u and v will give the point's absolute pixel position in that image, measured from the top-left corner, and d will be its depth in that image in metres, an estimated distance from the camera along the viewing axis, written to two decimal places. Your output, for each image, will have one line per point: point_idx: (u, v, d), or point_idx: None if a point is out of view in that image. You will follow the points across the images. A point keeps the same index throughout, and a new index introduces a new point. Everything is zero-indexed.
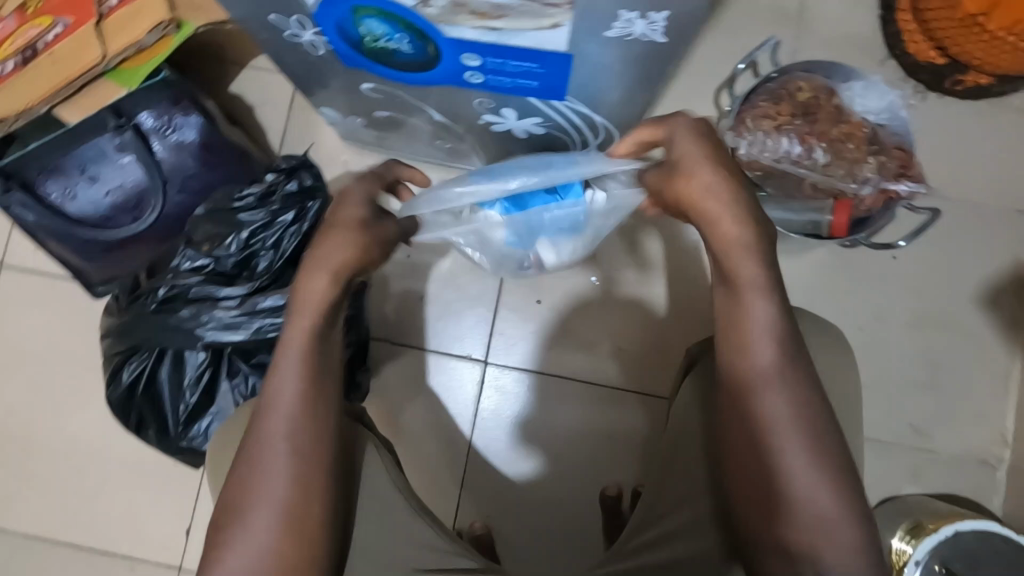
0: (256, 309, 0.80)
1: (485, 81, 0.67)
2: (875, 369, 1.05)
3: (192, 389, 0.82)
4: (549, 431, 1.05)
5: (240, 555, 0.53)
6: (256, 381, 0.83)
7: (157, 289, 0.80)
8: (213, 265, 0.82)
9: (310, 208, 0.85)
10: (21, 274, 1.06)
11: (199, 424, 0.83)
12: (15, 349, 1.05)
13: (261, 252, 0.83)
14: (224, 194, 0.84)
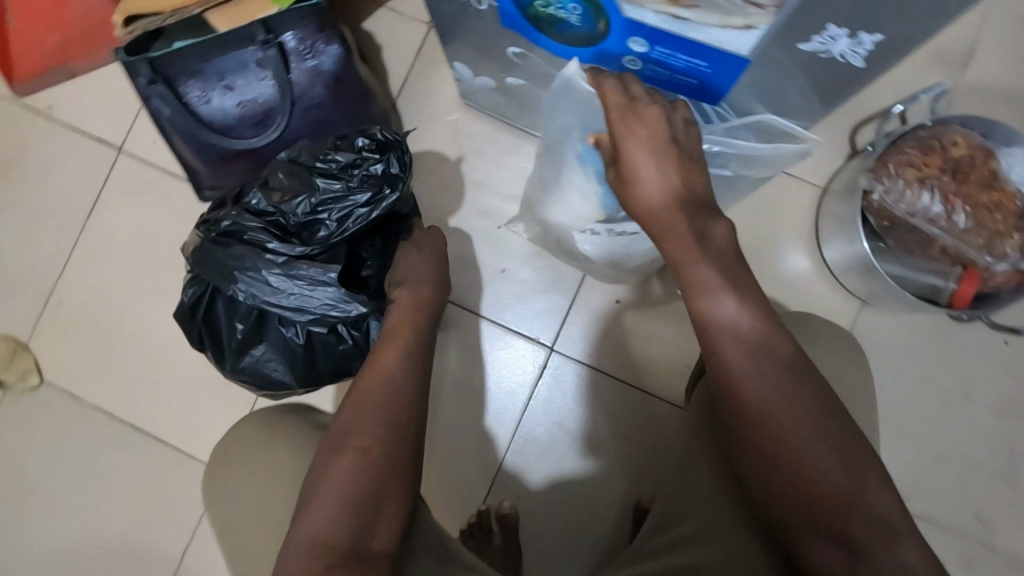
0: (296, 275, 0.80)
1: (642, 69, 0.65)
2: (953, 454, 0.99)
3: (243, 320, 0.85)
4: (597, 432, 1.03)
5: (350, 477, 0.60)
6: (311, 331, 0.86)
7: (221, 220, 0.82)
8: (278, 216, 0.82)
9: (386, 197, 0.82)
10: (134, 162, 1.11)
11: (238, 361, 0.86)
12: (115, 231, 1.11)
13: (325, 222, 0.82)
14: (310, 149, 0.83)
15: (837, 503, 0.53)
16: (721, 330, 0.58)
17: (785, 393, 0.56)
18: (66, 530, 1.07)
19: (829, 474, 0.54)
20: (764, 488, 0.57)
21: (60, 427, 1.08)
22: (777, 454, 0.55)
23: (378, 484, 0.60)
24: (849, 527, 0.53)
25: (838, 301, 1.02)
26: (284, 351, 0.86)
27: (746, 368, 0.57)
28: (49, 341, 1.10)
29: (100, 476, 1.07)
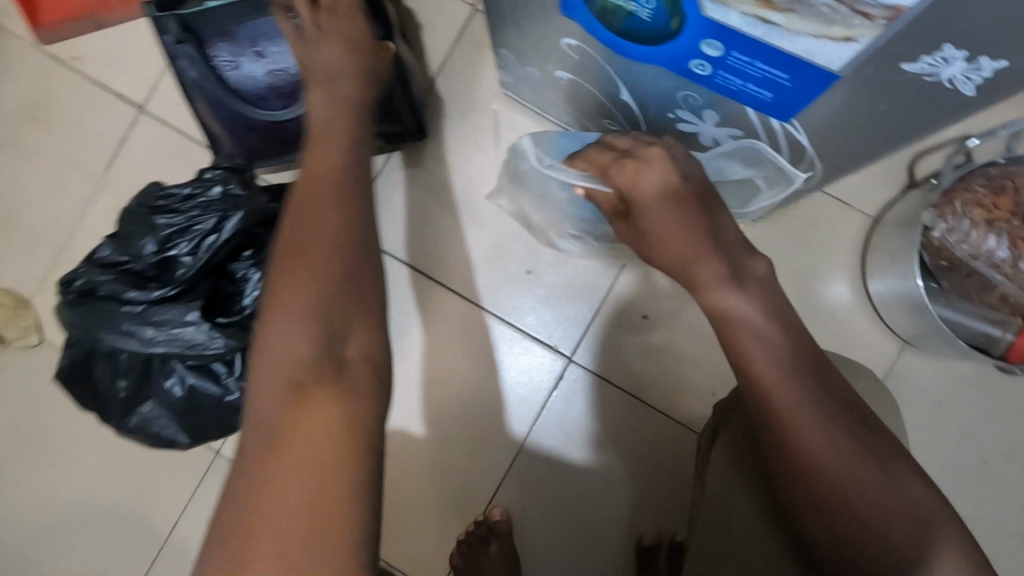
0: (155, 320, 0.71)
1: (710, 75, 0.59)
2: (984, 511, 0.94)
3: (123, 376, 0.76)
4: (608, 450, 0.99)
5: (286, 325, 0.50)
6: (194, 382, 0.77)
7: (74, 281, 0.73)
8: (135, 264, 0.74)
9: (227, 222, 0.74)
10: (155, 123, 1.07)
11: (131, 418, 0.78)
12: (130, 192, 1.07)
13: (183, 259, 0.74)
14: (149, 190, 0.77)
15: (872, 508, 0.49)
16: (740, 324, 0.52)
17: (803, 383, 0.50)
18: (53, 494, 1.03)
19: (863, 479, 0.49)
20: (792, 493, 0.52)
21: (55, 389, 1.05)
22: (817, 445, 0.49)
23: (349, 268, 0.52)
24: (886, 531, 0.48)
25: (878, 338, 0.96)
26: (166, 405, 0.77)
27: (770, 366, 0.51)
28: (53, 300, 1.06)
29: (93, 444, 1.04)
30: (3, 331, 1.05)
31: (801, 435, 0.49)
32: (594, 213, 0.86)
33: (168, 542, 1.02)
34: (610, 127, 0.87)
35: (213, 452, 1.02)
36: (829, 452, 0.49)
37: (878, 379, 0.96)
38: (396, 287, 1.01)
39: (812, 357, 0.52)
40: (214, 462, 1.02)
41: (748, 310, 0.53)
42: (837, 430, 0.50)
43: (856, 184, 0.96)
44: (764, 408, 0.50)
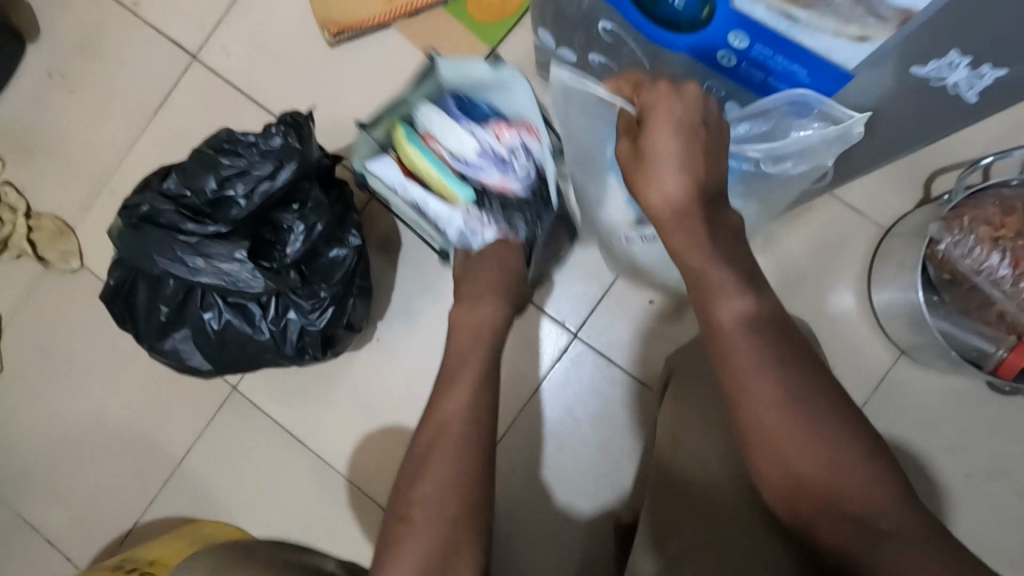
0: (207, 254, 0.72)
1: (734, 66, 0.63)
2: (961, 523, 0.96)
3: (165, 301, 0.79)
4: (601, 427, 1.03)
5: (407, 554, 0.57)
6: (229, 318, 0.80)
7: (135, 204, 0.74)
8: (192, 198, 0.74)
9: (285, 173, 0.72)
10: (206, 72, 1.12)
11: (168, 341, 0.82)
12: (177, 135, 1.12)
13: (236, 200, 0.73)
14: (218, 134, 0.76)
15: (847, 481, 0.49)
16: (729, 320, 0.54)
17: (781, 375, 0.51)
18: (79, 411, 1.11)
19: (831, 450, 0.49)
20: (760, 473, 0.52)
21: (89, 313, 1.11)
22: (785, 436, 0.50)
23: (446, 547, 0.58)
24: (856, 504, 0.48)
25: (877, 347, 0.99)
26: (200, 336, 0.81)
27: (746, 349, 0.52)
28: (95, 229, 1.13)
29: (121, 368, 1.10)
30: (46, 253, 1.12)
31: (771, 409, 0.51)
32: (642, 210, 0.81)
33: (180, 466, 1.08)
34: None
35: (231, 387, 1.08)
36: (795, 425, 0.50)
37: (871, 385, 0.99)
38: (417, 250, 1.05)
39: (787, 344, 0.53)
40: (230, 397, 1.08)
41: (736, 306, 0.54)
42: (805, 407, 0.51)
43: (870, 195, 0.98)
44: (743, 388, 0.52)
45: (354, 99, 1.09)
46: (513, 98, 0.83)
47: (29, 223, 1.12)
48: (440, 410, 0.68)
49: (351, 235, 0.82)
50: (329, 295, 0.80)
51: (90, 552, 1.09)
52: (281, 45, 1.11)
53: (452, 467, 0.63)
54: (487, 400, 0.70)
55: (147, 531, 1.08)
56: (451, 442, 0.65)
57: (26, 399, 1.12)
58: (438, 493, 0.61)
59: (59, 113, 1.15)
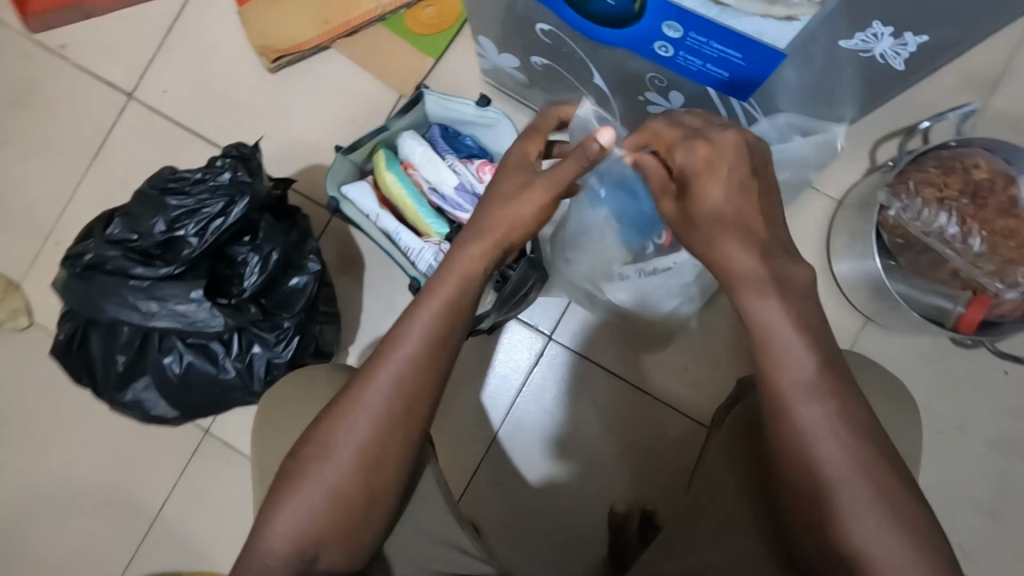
0: (162, 298, 0.68)
1: (672, 56, 0.63)
2: (942, 478, 0.99)
3: (122, 350, 0.76)
4: (586, 426, 1.02)
5: (286, 523, 0.55)
6: (191, 360, 0.77)
7: (83, 253, 0.71)
8: (140, 241, 0.70)
9: (236, 207, 0.69)
10: (144, 109, 1.09)
11: (130, 390, 0.79)
12: (120, 176, 1.09)
13: (187, 240, 0.70)
14: (163, 173, 0.72)
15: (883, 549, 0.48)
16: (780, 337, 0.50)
17: (817, 412, 0.50)
18: (45, 474, 1.05)
19: (870, 513, 0.48)
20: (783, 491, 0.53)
21: (45, 370, 1.07)
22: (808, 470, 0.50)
23: (333, 520, 0.55)
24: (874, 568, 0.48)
25: (843, 315, 1.01)
26: (162, 382, 0.78)
27: (801, 377, 0.50)
28: (43, 283, 1.08)
29: (84, 424, 1.06)
30: None
31: (816, 457, 0.50)
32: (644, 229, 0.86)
33: (157, 519, 1.04)
34: None
35: (203, 429, 1.04)
36: (838, 480, 0.49)
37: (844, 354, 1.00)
38: (381, 269, 1.03)
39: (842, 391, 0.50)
40: (203, 440, 1.04)
41: (791, 325, 0.50)
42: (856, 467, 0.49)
43: (822, 168, 1.00)
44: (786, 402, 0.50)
45: (302, 124, 1.07)
46: (499, 139, 0.91)
47: None
48: (388, 346, 0.57)
49: (310, 261, 0.80)
50: (293, 325, 0.78)
51: None
52: (221, 76, 1.09)
53: (376, 417, 0.56)
54: (450, 342, 0.58)
55: None
56: (383, 391, 0.57)
57: None
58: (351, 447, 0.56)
59: None
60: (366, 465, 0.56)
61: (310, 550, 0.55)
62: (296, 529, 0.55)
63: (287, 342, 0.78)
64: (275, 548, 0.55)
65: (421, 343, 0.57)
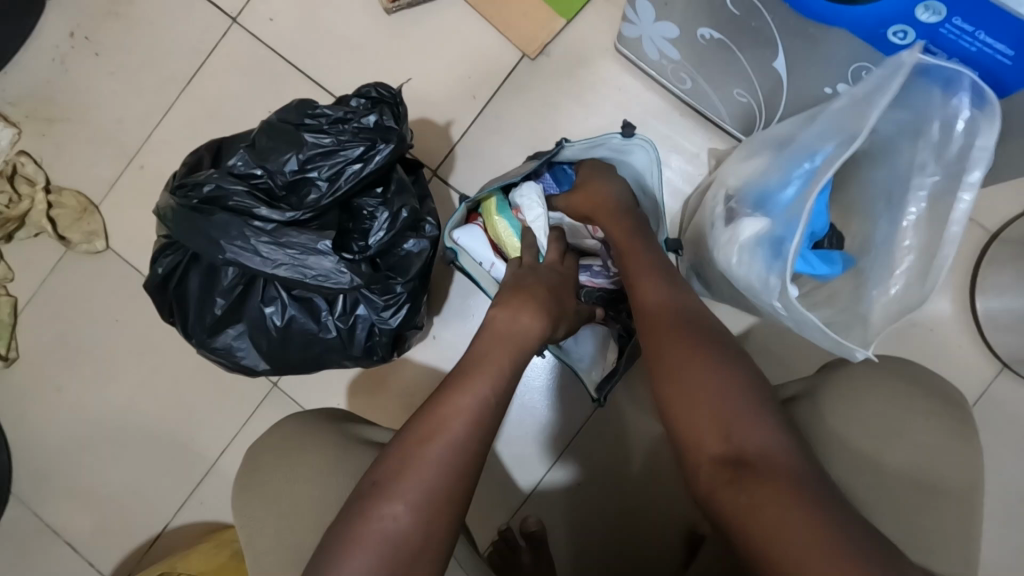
0: (286, 244, 0.62)
1: (906, 45, 0.55)
2: None
3: (223, 292, 0.70)
4: (670, 449, 0.91)
5: None
6: (293, 314, 0.71)
7: (201, 183, 0.64)
8: (264, 178, 0.64)
9: (379, 153, 0.63)
10: (245, 36, 1.01)
11: (222, 337, 0.73)
12: (211, 104, 1.02)
13: (317, 184, 0.64)
14: (296, 105, 0.65)
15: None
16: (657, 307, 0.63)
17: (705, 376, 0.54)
18: (103, 406, 1.02)
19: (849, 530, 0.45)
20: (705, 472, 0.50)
21: (114, 299, 1.02)
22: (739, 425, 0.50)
23: None
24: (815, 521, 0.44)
25: (973, 362, 0.92)
26: (258, 333, 0.72)
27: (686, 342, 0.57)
28: (122, 207, 1.03)
29: (147, 360, 1.01)
30: (67, 232, 1.02)
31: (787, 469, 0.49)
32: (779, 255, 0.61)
33: (211, 470, 1.00)
34: (742, 98, 0.82)
35: (270, 384, 0.99)
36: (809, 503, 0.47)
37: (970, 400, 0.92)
38: None
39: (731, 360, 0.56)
40: (269, 394, 0.99)
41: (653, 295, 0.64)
42: (800, 462, 0.48)
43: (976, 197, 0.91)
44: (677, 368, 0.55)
45: (411, 73, 0.99)
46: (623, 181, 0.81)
47: (49, 199, 1.02)
48: (445, 411, 0.54)
49: (427, 224, 0.73)
50: (405, 291, 0.71)
51: (114, 559, 1.01)
52: (331, 11, 1.01)
53: (432, 489, 0.51)
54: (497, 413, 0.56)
55: (176, 538, 1.01)
56: (441, 463, 0.51)
57: (44, 391, 1.03)
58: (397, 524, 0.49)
59: (82, 78, 1.04)
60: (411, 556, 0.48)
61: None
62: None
63: (397, 311, 0.72)
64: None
65: (474, 408, 0.55)
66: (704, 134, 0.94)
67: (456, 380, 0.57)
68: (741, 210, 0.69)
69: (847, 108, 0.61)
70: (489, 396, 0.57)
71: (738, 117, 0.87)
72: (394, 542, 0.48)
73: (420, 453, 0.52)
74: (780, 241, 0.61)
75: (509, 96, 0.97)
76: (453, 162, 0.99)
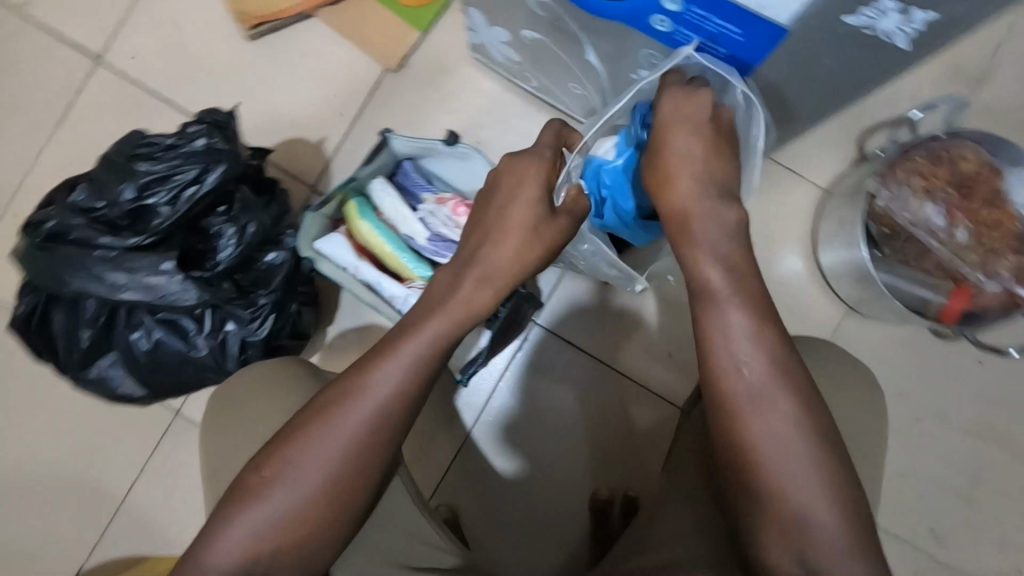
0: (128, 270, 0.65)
1: (670, 32, 0.61)
2: (913, 467, 1.00)
3: (87, 324, 0.72)
4: (566, 419, 1.00)
5: (247, 525, 0.55)
6: (160, 337, 0.74)
7: (45, 221, 0.67)
8: (105, 210, 0.67)
9: (213, 173, 0.67)
10: (111, 74, 1.03)
11: (95, 368, 0.75)
12: (86, 145, 1.03)
13: (156, 210, 0.67)
14: (131, 137, 0.69)
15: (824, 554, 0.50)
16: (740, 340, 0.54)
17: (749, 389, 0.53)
18: (7, 456, 1.01)
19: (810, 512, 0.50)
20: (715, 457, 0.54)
21: (4, 347, 1.01)
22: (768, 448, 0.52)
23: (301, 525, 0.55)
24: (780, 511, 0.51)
25: (825, 305, 1.01)
26: (129, 360, 0.75)
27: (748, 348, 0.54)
28: (3, 255, 1.03)
29: (47, 403, 1.01)
30: None
31: (751, 434, 0.53)
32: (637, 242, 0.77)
33: (123, 505, 1.00)
34: (578, 90, 0.88)
35: (174, 411, 1.00)
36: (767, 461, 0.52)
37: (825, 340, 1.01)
38: None
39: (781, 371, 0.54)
40: (175, 421, 1.00)
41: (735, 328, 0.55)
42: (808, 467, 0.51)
43: (808, 157, 1.00)
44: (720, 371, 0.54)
45: (282, 94, 1.03)
46: (473, 173, 0.85)
47: None
48: (370, 376, 0.58)
49: (287, 236, 0.78)
50: (269, 302, 0.75)
51: None
52: (196, 43, 1.03)
53: (350, 448, 0.56)
54: (422, 374, 0.59)
55: None
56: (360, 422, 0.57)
57: None
58: (312, 470, 0.56)
59: None
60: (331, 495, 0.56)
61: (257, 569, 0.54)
62: (245, 536, 0.54)
63: (265, 320, 0.76)
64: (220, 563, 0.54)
65: (397, 377, 0.58)
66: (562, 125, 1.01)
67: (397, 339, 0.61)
68: None
69: None
70: (420, 357, 0.59)
71: (583, 108, 0.94)
72: (320, 476, 0.56)
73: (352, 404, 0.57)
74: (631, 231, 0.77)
75: (377, 108, 1.02)
76: (330, 176, 1.02)
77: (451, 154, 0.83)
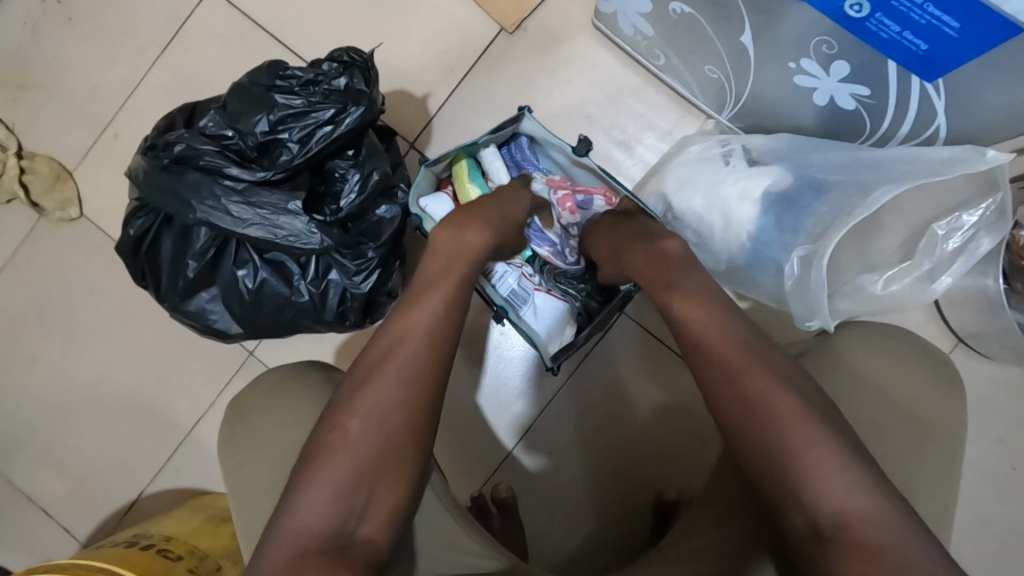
0: (258, 204, 0.66)
1: (864, 18, 0.56)
2: (1001, 516, 0.94)
3: (196, 255, 0.71)
4: (639, 414, 0.96)
5: (309, 496, 0.53)
6: (265, 277, 0.72)
7: (174, 144, 0.66)
8: (235, 140, 0.67)
9: (350, 114, 0.67)
10: (221, 2, 1.00)
11: (193, 302, 0.74)
12: (189, 73, 1.01)
13: (287, 145, 0.67)
14: (267, 69, 0.69)
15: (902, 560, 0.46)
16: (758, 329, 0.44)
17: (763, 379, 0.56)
18: (80, 373, 1.02)
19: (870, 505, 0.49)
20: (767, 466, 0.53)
21: (90, 267, 1.02)
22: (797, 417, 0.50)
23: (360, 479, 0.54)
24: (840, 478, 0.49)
25: (932, 334, 0.95)
26: (230, 296, 0.73)
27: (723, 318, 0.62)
28: (97, 174, 1.02)
29: (123, 326, 1.01)
30: (41, 199, 1.01)
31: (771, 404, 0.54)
32: (766, 251, 0.76)
33: (187, 438, 1.01)
34: (713, 73, 0.83)
35: (247, 352, 1.00)
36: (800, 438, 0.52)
37: None
38: None
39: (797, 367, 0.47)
40: (246, 362, 1.00)
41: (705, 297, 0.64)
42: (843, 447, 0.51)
43: None
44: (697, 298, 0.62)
45: (390, 43, 0.99)
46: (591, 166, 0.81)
47: (21, 164, 1.01)
48: (402, 328, 0.61)
49: (400, 190, 0.75)
50: (377, 256, 0.73)
51: (89, 526, 1.02)
52: None
53: (399, 389, 0.58)
54: (454, 320, 0.63)
55: (155, 503, 1.01)
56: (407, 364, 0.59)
57: (20, 359, 1.02)
58: (373, 416, 0.56)
59: (57, 42, 1.02)
60: (397, 435, 0.56)
61: (349, 521, 0.53)
62: (308, 506, 0.52)
63: (371, 275, 0.74)
64: (311, 526, 0.51)
65: (431, 324, 0.62)
66: (679, 110, 0.96)
67: (414, 297, 0.64)
68: (757, 165, 0.78)
69: (881, 161, 0.70)
70: (441, 313, 0.62)
71: (708, 94, 0.89)
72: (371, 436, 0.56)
73: (390, 358, 0.59)
74: (763, 246, 0.76)
75: (487, 70, 0.98)
76: (430, 135, 0.99)
77: (575, 161, 0.82)
